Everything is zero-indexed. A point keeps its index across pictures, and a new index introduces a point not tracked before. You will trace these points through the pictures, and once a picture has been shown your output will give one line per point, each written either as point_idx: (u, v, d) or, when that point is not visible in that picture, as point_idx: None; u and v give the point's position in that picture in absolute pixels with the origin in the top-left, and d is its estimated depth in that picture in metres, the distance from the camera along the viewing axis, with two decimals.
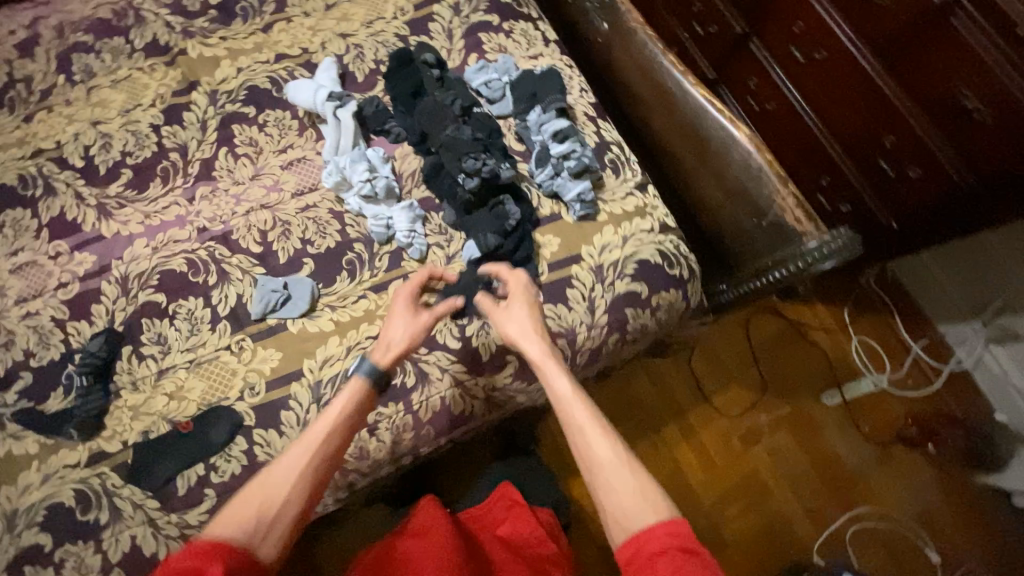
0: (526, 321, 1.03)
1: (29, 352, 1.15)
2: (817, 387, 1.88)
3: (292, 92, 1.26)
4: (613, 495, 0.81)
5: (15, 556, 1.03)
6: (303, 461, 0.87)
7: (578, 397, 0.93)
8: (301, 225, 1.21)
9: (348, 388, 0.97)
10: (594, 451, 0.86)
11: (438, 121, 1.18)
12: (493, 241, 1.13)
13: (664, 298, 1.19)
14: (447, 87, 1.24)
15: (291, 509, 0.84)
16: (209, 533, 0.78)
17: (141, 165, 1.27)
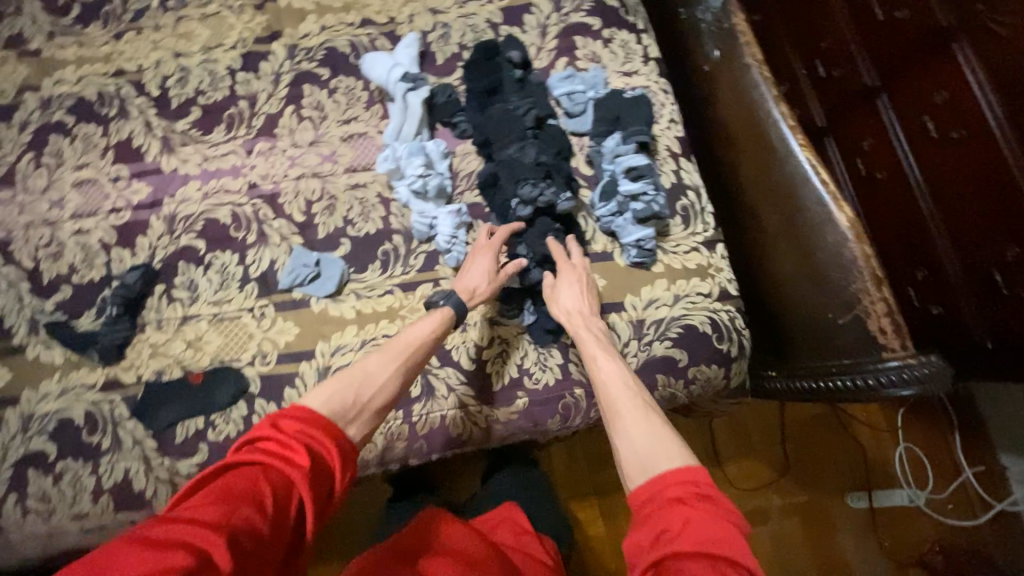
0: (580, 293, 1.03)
1: (74, 267, 1.20)
2: (842, 486, 1.73)
3: (369, 66, 1.21)
4: (631, 437, 0.80)
5: (26, 454, 1.11)
6: (390, 366, 0.92)
7: (614, 358, 0.96)
8: (347, 204, 1.18)
9: (435, 313, 0.99)
10: (617, 402, 0.88)
11: (506, 133, 1.11)
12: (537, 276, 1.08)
13: (703, 373, 1.08)
14: (525, 95, 1.14)
15: (377, 399, 0.88)
16: (304, 404, 0.81)
17: (211, 107, 1.26)
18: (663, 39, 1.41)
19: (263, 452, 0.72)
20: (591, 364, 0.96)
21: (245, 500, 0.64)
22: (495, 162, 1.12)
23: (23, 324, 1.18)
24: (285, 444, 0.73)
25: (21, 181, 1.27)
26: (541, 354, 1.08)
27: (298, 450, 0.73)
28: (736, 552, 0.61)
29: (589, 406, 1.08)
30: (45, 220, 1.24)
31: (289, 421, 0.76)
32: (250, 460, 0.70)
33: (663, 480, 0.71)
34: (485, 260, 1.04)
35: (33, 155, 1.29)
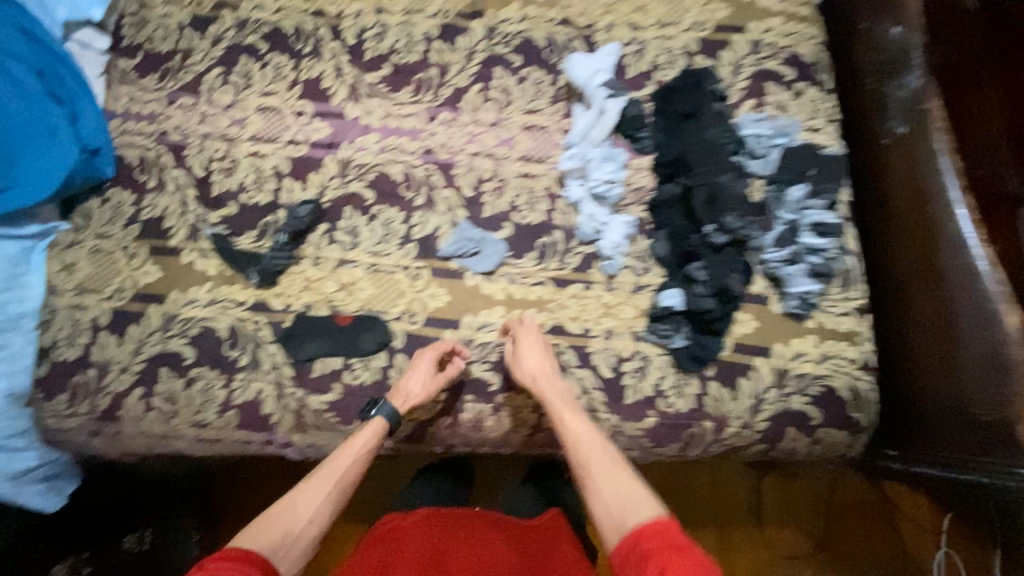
0: (540, 352, 1.05)
1: (244, 187, 1.23)
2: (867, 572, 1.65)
3: (573, 68, 1.21)
4: (607, 502, 0.85)
5: (160, 353, 1.13)
6: (325, 489, 0.92)
7: (575, 413, 0.99)
8: (516, 190, 1.21)
9: (371, 428, 1.01)
10: (589, 459, 0.92)
11: (703, 160, 1.09)
12: (706, 305, 1.06)
13: (830, 436, 1.09)
14: (722, 128, 1.14)
15: (310, 531, 0.87)
16: (236, 542, 0.81)
17: (402, 67, 1.30)
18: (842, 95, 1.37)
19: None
20: (556, 424, 0.98)
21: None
22: (682, 186, 1.12)
23: (183, 229, 1.21)
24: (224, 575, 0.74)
25: (206, 93, 1.31)
26: (680, 381, 1.07)
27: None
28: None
29: (711, 440, 1.08)
30: (223, 136, 1.27)
31: (225, 556, 0.76)
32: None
33: (636, 538, 0.78)
34: (420, 369, 1.05)
35: (221, 71, 1.33)
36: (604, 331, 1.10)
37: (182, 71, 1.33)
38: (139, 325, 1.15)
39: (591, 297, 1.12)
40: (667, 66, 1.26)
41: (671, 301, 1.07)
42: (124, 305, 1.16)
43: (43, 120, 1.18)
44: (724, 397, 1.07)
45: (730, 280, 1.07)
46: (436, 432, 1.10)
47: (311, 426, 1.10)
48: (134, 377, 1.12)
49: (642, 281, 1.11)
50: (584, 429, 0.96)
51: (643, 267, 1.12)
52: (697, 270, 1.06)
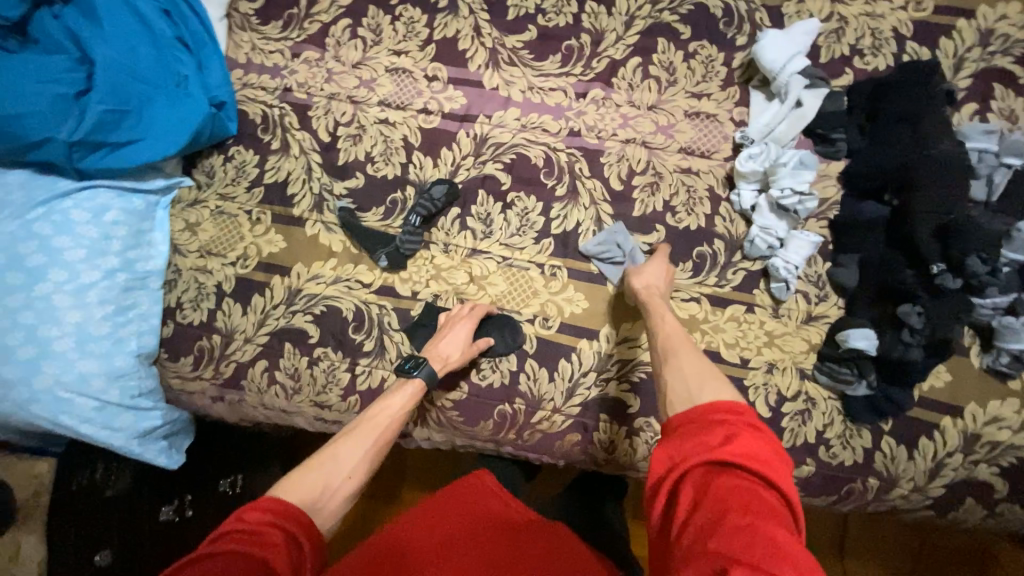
0: (665, 269, 0.98)
1: (370, 157, 1.14)
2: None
3: (767, 42, 1.02)
4: (682, 374, 0.74)
5: (284, 328, 1.09)
6: (364, 445, 0.82)
7: (666, 306, 0.91)
8: (672, 187, 1.06)
9: (404, 390, 0.92)
10: (674, 345, 0.82)
11: (941, 184, 0.89)
12: (910, 357, 0.90)
13: (1016, 514, 0.93)
14: (954, 142, 0.94)
15: (348, 487, 0.77)
16: (277, 492, 0.71)
17: (550, 32, 1.15)
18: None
19: (235, 538, 0.62)
20: (648, 309, 0.91)
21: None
22: (893, 206, 0.97)
23: (308, 199, 1.14)
24: (253, 530, 0.64)
25: (333, 47, 1.20)
26: (848, 430, 0.96)
27: (269, 537, 0.63)
28: (775, 475, 0.58)
29: (872, 499, 0.96)
30: (350, 97, 1.18)
31: (256, 508, 0.66)
32: (218, 555, 0.60)
33: (703, 408, 0.66)
34: (463, 329, 0.99)
35: (349, 23, 1.21)
36: (765, 364, 0.98)
37: (307, 20, 1.22)
38: (263, 296, 1.10)
39: (753, 323, 1.00)
40: (871, 53, 1.05)
41: (862, 343, 0.92)
42: (248, 274, 1.12)
43: (172, 67, 1.10)
44: (898, 457, 0.94)
45: (949, 331, 0.89)
46: (560, 446, 1.03)
47: (432, 422, 1.05)
48: (257, 349, 1.08)
49: (814, 312, 0.99)
50: (677, 328, 0.86)
51: (819, 294, 1.00)
52: (913, 315, 0.89)
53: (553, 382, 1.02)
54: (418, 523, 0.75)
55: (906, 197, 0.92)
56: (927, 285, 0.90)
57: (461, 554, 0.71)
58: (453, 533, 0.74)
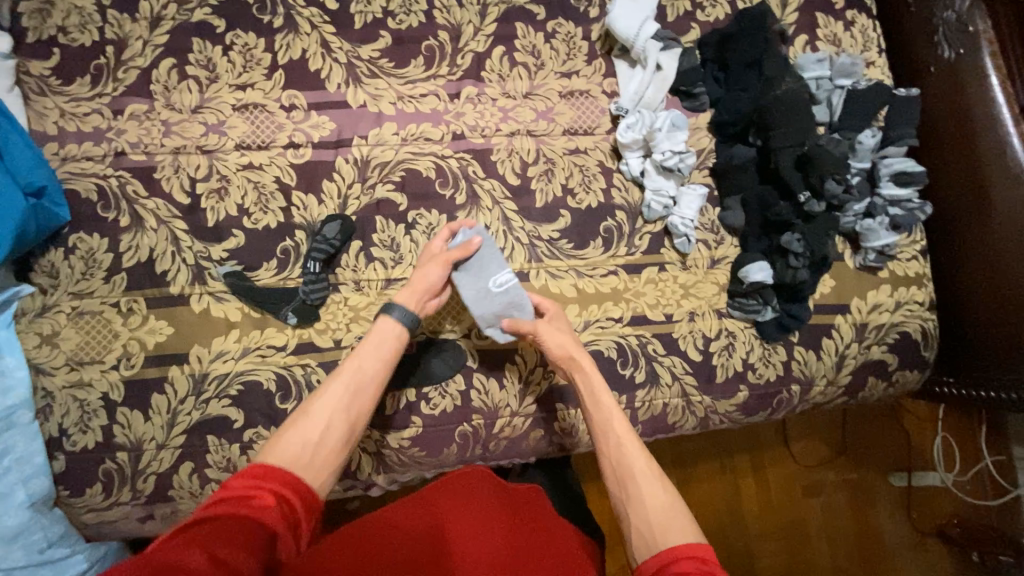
0: (568, 334, 0.95)
1: (244, 209, 1.03)
2: (875, 476, 1.48)
3: (618, 11, 1.05)
4: (645, 512, 0.74)
5: (201, 421, 0.97)
6: (341, 395, 0.80)
7: (610, 395, 0.88)
8: (567, 170, 1.07)
9: (379, 329, 0.88)
10: (628, 461, 0.80)
11: (790, 119, 0.99)
12: (803, 276, 1.01)
13: (905, 377, 1.12)
14: (795, 76, 1.04)
15: (331, 436, 0.76)
16: (263, 463, 0.70)
17: (404, 35, 1.08)
18: (880, 9, 1.23)
19: (226, 504, 0.62)
20: (590, 403, 0.88)
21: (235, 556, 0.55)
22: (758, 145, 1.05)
23: (184, 271, 1.01)
24: (246, 492, 0.64)
25: (163, 94, 1.05)
26: (766, 351, 1.06)
27: (260, 498, 0.64)
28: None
29: (798, 402, 1.08)
30: (200, 147, 1.04)
31: (243, 478, 0.66)
32: (217, 514, 0.60)
33: (668, 558, 0.67)
34: (436, 271, 0.93)
35: (174, 63, 1.05)
36: (686, 314, 1.05)
37: (120, 69, 1.05)
38: (164, 393, 0.97)
39: (669, 280, 1.06)
40: (709, 4, 1.12)
41: (760, 276, 1.01)
42: (139, 373, 0.98)
43: None
44: (811, 360, 1.07)
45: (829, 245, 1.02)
46: (527, 446, 1.04)
47: (395, 464, 1.01)
48: (176, 453, 0.96)
49: (717, 255, 1.07)
50: (627, 428, 0.84)
51: (715, 238, 1.08)
52: (794, 242, 1.00)
53: (505, 389, 1.02)
54: (395, 519, 0.74)
55: (764, 136, 1.02)
56: (799, 212, 1.02)
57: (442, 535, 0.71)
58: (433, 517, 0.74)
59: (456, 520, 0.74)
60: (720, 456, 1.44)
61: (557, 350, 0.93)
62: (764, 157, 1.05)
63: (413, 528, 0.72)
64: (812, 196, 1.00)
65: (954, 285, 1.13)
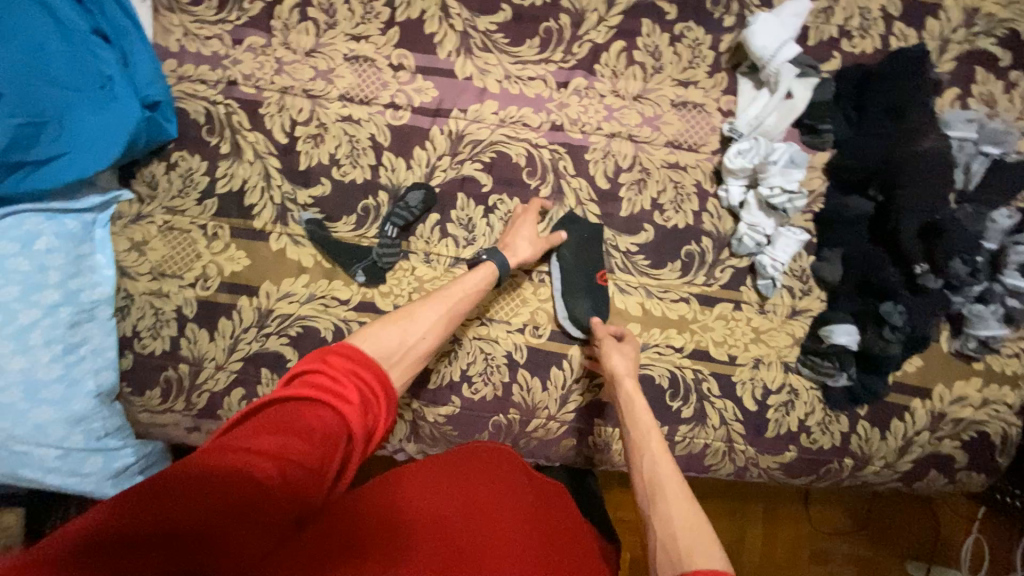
0: (630, 359, 0.90)
1: (335, 159, 1.04)
2: (890, 560, 1.38)
3: (759, 26, 0.96)
4: (673, 529, 0.60)
5: (258, 353, 1.02)
6: (438, 312, 0.79)
7: (650, 415, 0.80)
8: (661, 184, 1.02)
9: (483, 271, 0.89)
10: (661, 478, 0.68)
11: (925, 183, 0.90)
12: (892, 351, 0.94)
13: (972, 479, 1.03)
14: (940, 133, 0.94)
15: (422, 345, 0.74)
16: (353, 348, 0.66)
17: (526, 12, 1.05)
18: None
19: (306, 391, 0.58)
20: (628, 421, 0.80)
21: (251, 533, 0.47)
22: (877, 201, 0.97)
23: (270, 208, 1.04)
24: (319, 381, 0.59)
25: (281, 32, 1.06)
26: (827, 417, 1.00)
27: (343, 391, 0.59)
28: None
29: (847, 476, 1.02)
30: (305, 91, 1.05)
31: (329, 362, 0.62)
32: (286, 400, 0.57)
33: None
34: (524, 240, 0.96)
35: (297, 2, 1.06)
36: (751, 360, 1.00)
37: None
38: (231, 319, 1.02)
39: (741, 320, 1.01)
40: (858, 34, 1.02)
41: (844, 340, 0.95)
42: (211, 296, 1.03)
43: (91, 66, 0.95)
44: (873, 438, 1.00)
45: (929, 326, 0.93)
46: (557, 451, 1.03)
47: (426, 437, 1.03)
48: (231, 376, 1.02)
49: (798, 306, 1.01)
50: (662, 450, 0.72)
51: (802, 287, 1.01)
52: (895, 314, 0.93)
53: (547, 391, 1.01)
54: (412, 486, 0.65)
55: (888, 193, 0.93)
56: (909, 283, 0.94)
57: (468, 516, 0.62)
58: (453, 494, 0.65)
59: (463, 504, 0.63)
60: (732, 499, 1.38)
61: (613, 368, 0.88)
62: (882, 215, 0.96)
63: (431, 495, 0.63)
64: (925, 270, 0.92)
65: None
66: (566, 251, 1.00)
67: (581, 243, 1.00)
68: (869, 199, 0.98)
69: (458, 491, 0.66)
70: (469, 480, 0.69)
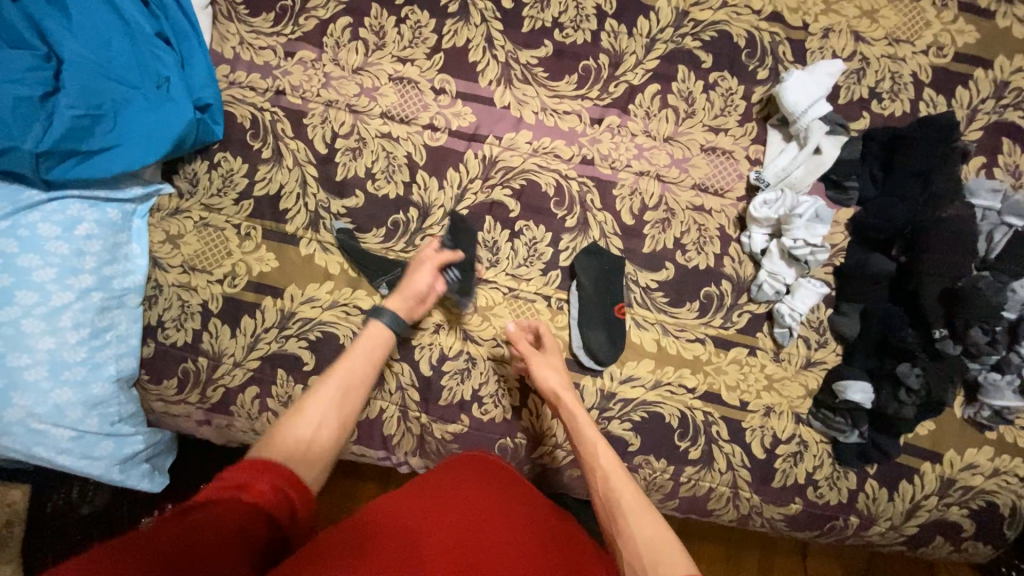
0: (560, 371, 0.94)
1: (371, 173, 1.08)
2: None
3: (792, 83, 1.00)
4: (636, 546, 0.67)
5: (276, 354, 1.04)
6: (332, 394, 0.79)
7: (593, 430, 0.85)
8: (684, 225, 1.04)
9: (373, 334, 0.89)
10: (617, 495, 0.74)
11: (946, 248, 0.91)
12: (906, 412, 0.93)
13: (979, 550, 1.01)
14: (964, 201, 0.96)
15: (324, 436, 0.75)
16: (258, 452, 0.69)
17: (567, 49, 1.09)
18: None
19: (223, 489, 0.61)
20: (574, 438, 0.86)
21: None
22: (898, 261, 0.98)
23: (303, 215, 1.07)
24: (239, 480, 0.63)
25: (332, 48, 1.11)
26: (835, 473, 0.99)
27: (258, 485, 0.63)
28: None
29: (852, 535, 1.01)
30: (348, 106, 1.10)
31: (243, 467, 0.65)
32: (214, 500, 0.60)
33: None
34: (424, 277, 0.96)
35: (350, 22, 1.11)
36: (763, 407, 1.00)
37: (302, 15, 1.12)
38: (253, 318, 1.05)
39: (755, 366, 1.01)
40: (889, 97, 1.05)
41: (858, 397, 0.94)
42: (237, 294, 1.05)
43: (151, 66, 1.00)
44: (880, 498, 0.99)
45: (945, 390, 0.93)
46: (560, 479, 1.03)
47: (432, 453, 1.03)
48: (247, 374, 1.03)
49: (813, 358, 1.01)
50: (614, 464, 0.79)
51: (818, 339, 1.02)
52: (911, 376, 0.93)
53: (555, 419, 1.02)
54: (400, 497, 0.72)
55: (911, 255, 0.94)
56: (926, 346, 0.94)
57: (457, 527, 0.67)
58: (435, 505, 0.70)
59: (446, 510, 0.69)
60: (730, 546, 1.36)
61: (547, 384, 0.92)
62: (903, 275, 0.98)
63: (415, 506, 0.70)
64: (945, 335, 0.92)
65: None
66: (587, 280, 1.02)
67: (602, 274, 1.02)
68: (890, 258, 0.99)
69: (440, 500, 0.71)
70: (450, 488, 0.74)
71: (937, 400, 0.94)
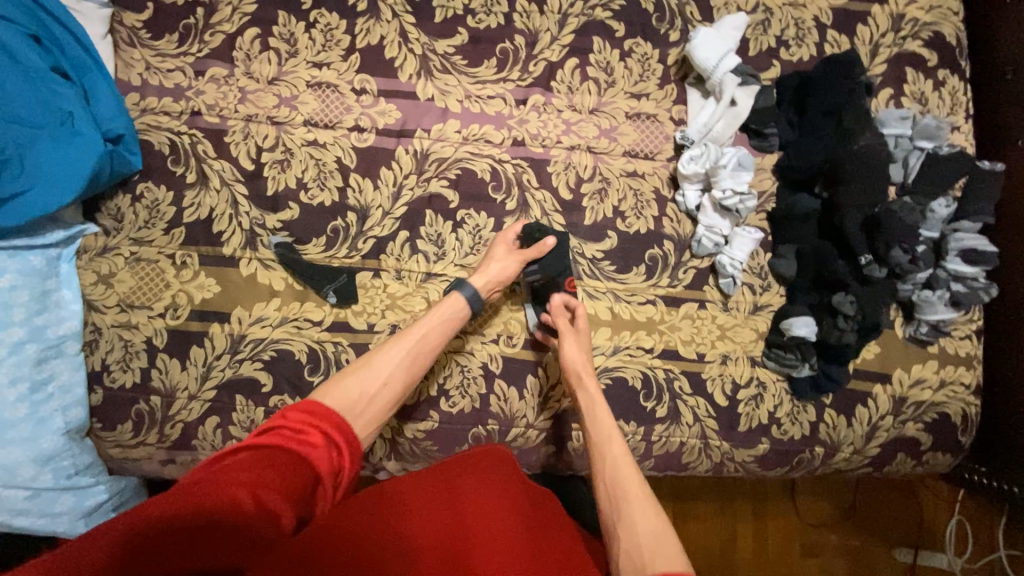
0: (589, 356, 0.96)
1: (303, 183, 1.06)
2: (878, 544, 1.41)
3: (699, 40, 1.03)
4: (636, 535, 0.67)
5: (232, 380, 1.01)
6: (400, 355, 0.86)
7: (610, 420, 0.88)
8: (621, 193, 1.06)
9: (449, 305, 0.94)
10: (623, 483, 0.76)
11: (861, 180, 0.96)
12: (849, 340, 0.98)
13: (938, 459, 1.07)
14: (875, 132, 1.00)
15: (387, 393, 0.83)
16: (321, 396, 0.77)
17: (482, 34, 1.09)
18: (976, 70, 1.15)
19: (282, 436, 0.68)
20: (590, 422, 0.89)
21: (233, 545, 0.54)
22: (823, 198, 1.03)
23: (238, 235, 1.05)
24: (298, 428, 0.69)
25: (244, 61, 1.08)
26: (795, 408, 1.03)
27: (314, 438, 0.69)
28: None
29: (820, 464, 1.05)
30: (269, 118, 1.07)
31: (305, 416, 0.72)
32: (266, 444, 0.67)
33: None
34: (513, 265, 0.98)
35: (258, 33, 1.09)
36: (719, 356, 1.03)
37: (208, 31, 1.09)
38: (203, 347, 1.02)
39: (706, 318, 1.04)
40: (795, 43, 1.09)
41: (803, 331, 0.98)
42: (182, 324, 1.02)
43: (52, 103, 0.96)
44: (841, 425, 1.04)
45: (881, 313, 0.98)
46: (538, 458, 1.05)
47: (406, 454, 1.03)
48: (205, 406, 1.01)
49: (760, 302, 1.05)
50: (626, 456, 0.81)
51: (762, 284, 1.05)
52: (846, 303, 0.97)
53: (523, 399, 1.03)
54: (396, 491, 0.70)
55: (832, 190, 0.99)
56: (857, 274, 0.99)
57: (450, 521, 0.65)
58: (426, 500, 0.68)
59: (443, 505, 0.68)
60: (720, 499, 1.40)
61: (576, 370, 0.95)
62: (829, 211, 1.02)
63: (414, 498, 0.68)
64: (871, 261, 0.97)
65: (1005, 372, 1.07)
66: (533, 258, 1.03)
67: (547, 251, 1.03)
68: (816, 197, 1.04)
69: (437, 494, 0.69)
70: (449, 481, 0.73)
71: (875, 323, 0.99)
